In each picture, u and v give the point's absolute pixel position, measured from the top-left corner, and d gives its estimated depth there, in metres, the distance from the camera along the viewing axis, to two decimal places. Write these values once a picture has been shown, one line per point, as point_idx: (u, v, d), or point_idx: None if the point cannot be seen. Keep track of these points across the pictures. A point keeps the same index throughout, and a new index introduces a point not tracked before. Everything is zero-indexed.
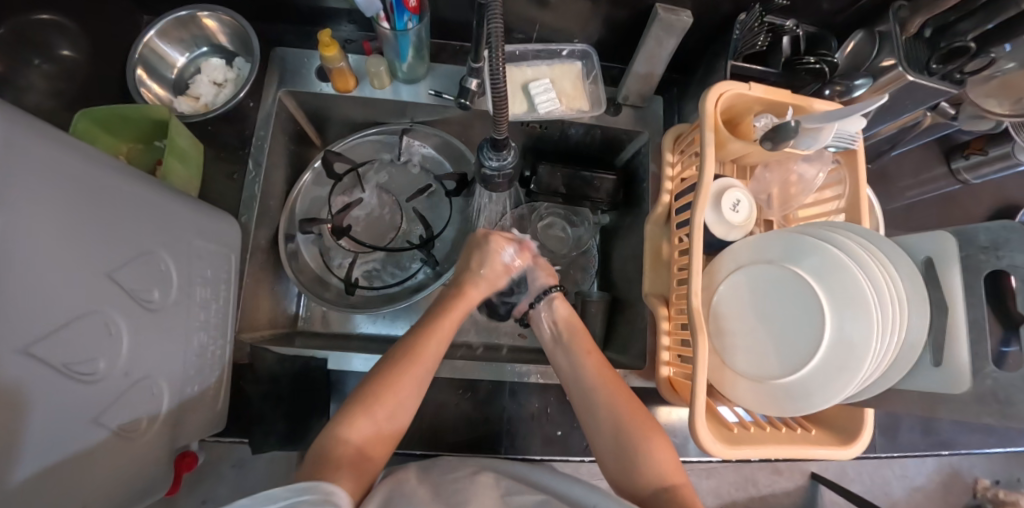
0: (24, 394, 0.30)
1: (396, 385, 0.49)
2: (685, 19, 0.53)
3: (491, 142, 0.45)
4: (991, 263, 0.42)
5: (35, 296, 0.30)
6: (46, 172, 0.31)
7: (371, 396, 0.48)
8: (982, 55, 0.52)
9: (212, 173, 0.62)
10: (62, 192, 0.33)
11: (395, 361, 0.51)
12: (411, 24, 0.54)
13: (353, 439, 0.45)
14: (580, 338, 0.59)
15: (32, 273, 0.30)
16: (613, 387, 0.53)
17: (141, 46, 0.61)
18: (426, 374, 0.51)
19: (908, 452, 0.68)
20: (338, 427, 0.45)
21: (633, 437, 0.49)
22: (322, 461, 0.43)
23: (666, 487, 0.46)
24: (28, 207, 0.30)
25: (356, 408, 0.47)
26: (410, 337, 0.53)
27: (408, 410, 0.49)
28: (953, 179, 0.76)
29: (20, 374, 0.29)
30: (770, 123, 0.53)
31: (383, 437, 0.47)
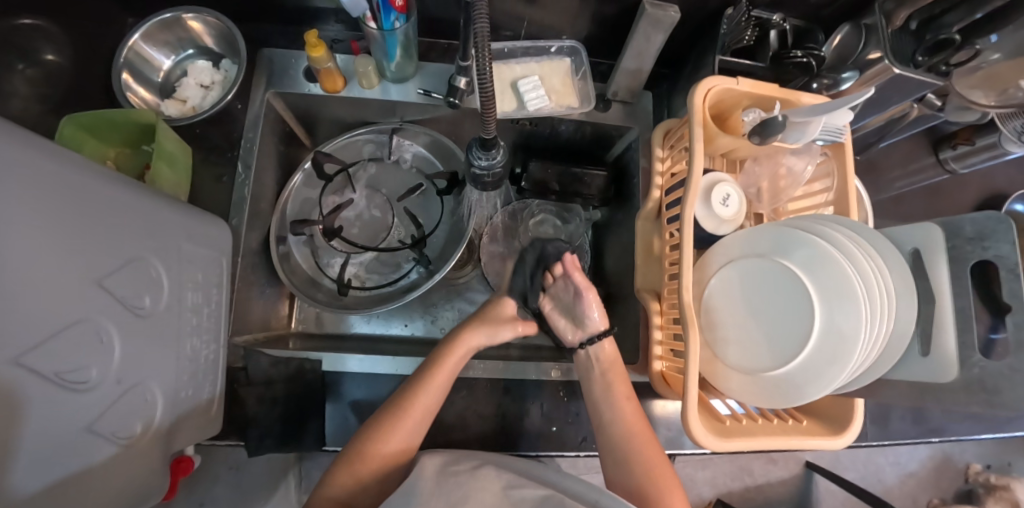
0: (17, 403, 0.30)
1: (383, 439, 0.48)
2: (672, 14, 0.53)
3: (480, 141, 0.45)
4: (978, 254, 0.42)
5: (23, 306, 0.30)
6: (30, 180, 0.31)
7: (358, 452, 0.48)
8: (967, 47, 0.53)
9: (201, 177, 0.61)
10: (49, 201, 0.33)
11: (395, 406, 0.50)
12: (398, 23, 0.54)
13: (338, 494, 0.46)
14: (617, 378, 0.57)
15: (18, 284, 0.30)
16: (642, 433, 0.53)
17: (126, 49, 0.61)
18: (417, 425, 0.50)
19: (899, 440, 0.69)
20: (326, 484, 0.47)
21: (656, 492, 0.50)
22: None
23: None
24: (14, 217, 0.29)
25: (355, 455, 0.48)
26: (409, 384, 0.52)
27: (399, 464, 0.48)
28: (941, 169, 0.77)
29: (10, 384, 0.29)
30: (758, 118, 0.54)
31: (372, 497, 0.47)
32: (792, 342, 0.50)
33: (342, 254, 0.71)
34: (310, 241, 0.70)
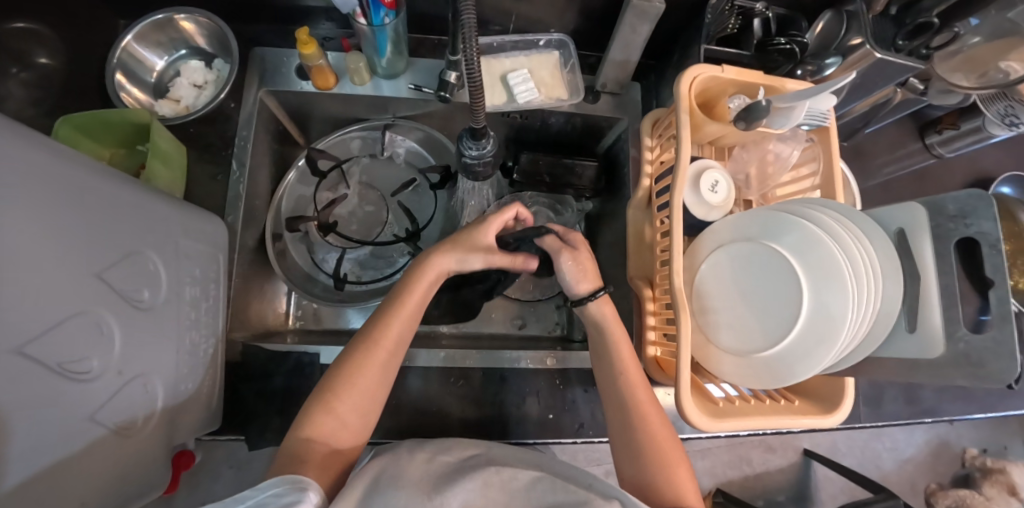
0: (21, 392, 0.30)
1: (355, 377, 0.47)
2: (657, 6, 0.53)
3: (470, 131, 0.46)
4: (961, 231, 0.43)
5: (27, 297, 0.31)
6: (33, 174, 0.32)
7: (330, 392, 0.47)
8: (945, 30, 0.54)
9: (196, 175, 0.62)
10: (49, 195, 0.33)
11: (354, 350, 0.49)
12: (388, 19, 0.55)
13: (317, 437, 0.45)
14: (625, 354, 0.54)
15: (21, 275, 0.31)
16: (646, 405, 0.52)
17: (119, 50, 0.62)
18: (388, 360, 0.49)
19: (893, 422, 0.70)
20: (301, 426, 0.45)
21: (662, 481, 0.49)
22: (290, 458, 0.44)
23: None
24: (15, 209, 0.30)
25: (318, 407, 0.46)
26: (372, 322, 0.51)
27: (375, 396, 0.49)
28: (928, 154, 0.78)
29: (14, 372, 0.30)
30: (743, 104, 0.54)
31: (352, 431, 0.47)
32: (782, 323, 0.51)
33: (338, 250, 0.71)
34: (306, 238, 0.71)
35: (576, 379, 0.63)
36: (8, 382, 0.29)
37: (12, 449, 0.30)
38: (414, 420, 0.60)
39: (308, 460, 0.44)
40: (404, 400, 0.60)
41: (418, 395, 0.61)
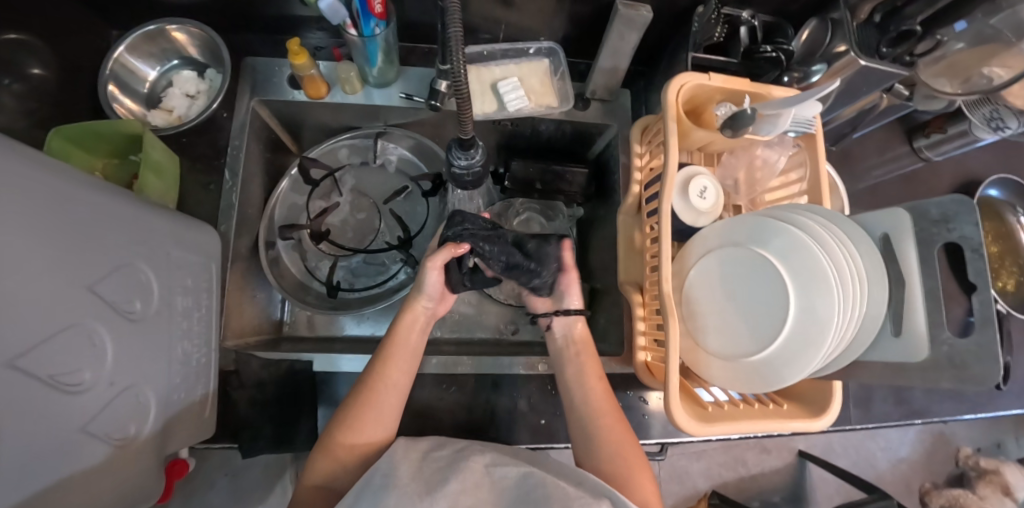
0: (14, 404, 0.31)
1: (355, 424, 0.49)
2: (644, 14, 0.55)
3: (458, 141, 0.46)
4: (943, 236, 0.45)
5: (17, 310, 0.31)
6: (22, 189, 0.32)
7: (330, 437, 0.49)
8: (929, 37, 0.55)
9: (189, 185, 0.62)
10: (38, 209, 0.34)
11: (356, 395, 0.50)
12: (378, 29, 0.55)
13: (314, 480, 0.47)
14: (587, 354, 0.58)
15: (12, 289, 0.31)
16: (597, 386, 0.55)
17: (111, 61, 0.62)
18: (389, 402, 0.50)
19: (883, 423, 0.70)
20: (304, 471, 0.48)
21: (623, 469, 0.50)
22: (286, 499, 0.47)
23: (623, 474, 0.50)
24: (7, 225, 0.31)
25: (319, 450, 0.48)
26: (375, 361, 0.52)
27: (377, 440, 0.49)
28: (916, 157, 0.79)
29: (5, 386, 0.30)
30: (730, 112, 0.55)
31: (350, 477, 0.48)
32: (769, 329, 0.51)
33: (331, 258, 0.72)
34: (298, 245, 0.71)
35: None
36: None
37: (5, 462, 0.30)
38: (407, 426, 0.60)
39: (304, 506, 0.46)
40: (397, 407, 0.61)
41: (411, 401, 0.61)
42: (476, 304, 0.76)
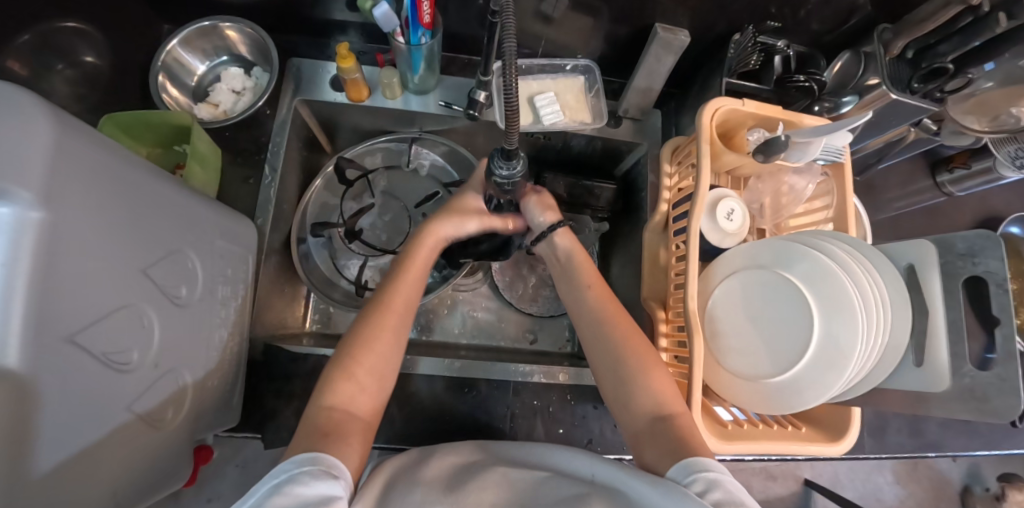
0: (68, 378, 0.32)
1: (375, 343, 0.48)
2: (682, 38, 0.57)
3: (502, 151, 0.47)
4: (968, 269, 0.45)
5: (79, 288, 0.33)
6: (90, 173, 0.34)
7: (348, 359, 0.47)
8: (960, 75, 0.55)
9: (229, 177, 0.64)
10: (102, 192, 0.35)
11: (365, 318, 0.50)
12: (424, 39, 0.58)
13: (337, 405, 0.45)
14: (581, 264, 0.60)
15: (77, 267, 0.33)
16: (617, 323, 0.54)
17: (165, 54, 0.65)
18: (401, 320, 0.51)
19: (896, 454, 0.70)
20: (322, 396, 0.45)
21: (633, 370, 0.50)
22: (312, 429, 0.42)
23: (661, 418, 0.46)
24: (76, 208, 0.32)
25: (336, 375, 0.47)
26: (383, 288, 0.53)
27: (393, 361, 0.49)
28: (939, 192, 0.79)
29: (64, 360, 0.32)
30: (762, 138, 0.57)
31: (370, 399, 0.47)
32: (792, 350, 0.52)
33: (361, 257, 0.73)
34: (329, 243, 0.73)
35: (587, 395, 0.65)
36: (58, 369, 0.31)
37: (57, 434, 0.31)
38: (427, 425, 0.61)
39: (332, 433, 0.42)
40: (417, 407, 0.62)
41: (431, 401, 0.62)
42: (495, 311, 0.78)
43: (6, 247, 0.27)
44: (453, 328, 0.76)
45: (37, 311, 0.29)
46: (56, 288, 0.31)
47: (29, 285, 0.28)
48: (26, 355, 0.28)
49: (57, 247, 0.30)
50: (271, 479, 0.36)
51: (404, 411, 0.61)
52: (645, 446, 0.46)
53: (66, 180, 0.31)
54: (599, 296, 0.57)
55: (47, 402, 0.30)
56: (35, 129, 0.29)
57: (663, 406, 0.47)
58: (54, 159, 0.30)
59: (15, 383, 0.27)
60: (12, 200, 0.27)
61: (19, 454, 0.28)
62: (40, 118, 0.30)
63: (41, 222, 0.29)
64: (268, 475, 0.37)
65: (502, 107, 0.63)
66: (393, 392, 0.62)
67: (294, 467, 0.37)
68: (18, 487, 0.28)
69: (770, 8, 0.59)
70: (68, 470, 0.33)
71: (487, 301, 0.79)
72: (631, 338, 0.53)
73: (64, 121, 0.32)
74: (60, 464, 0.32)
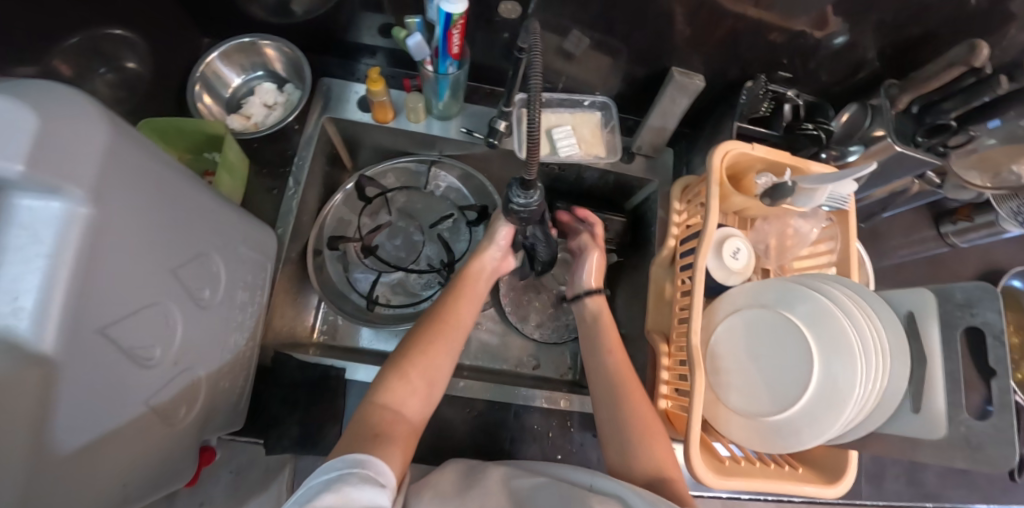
0: (93, 369, 0.33)
1: (429, 348, 0.53)
2: (697, 82, 0.60)
3: (520, 181, 0.50)
4: (966, 319, 0.46)
5: (114, 282, 0.35)
6: (135, 176, 0.36)
7: (404, 361, 0.51)
8: (962, 132, 0.58)
9: (255, 187, 0.67)
10: (144, 193, 0.37)
11: (425, 326, 0.55)
12: (451, 69, 0.61)
13: (390, 404, 0.48)
14: (606, 330, 0.62)
15: (114, 262, 0.34)
16: (629, 383, 0.55)
17: (204, 66, 0.68)
18: (458, 335, 0.55)
19: (894, 502, 0.69)
20: (376, 394, 0.49)
21: (638, 434, 0.51)
22: (365, 426, 0.45)
23: (654, 480, 0.48)
24: (121, 208, 0.34)
25: (393, 374, 0.50)
26: (442, 304, 0.58)
27: (445, 365, 0.53)
28: (942, 242, 0.81)
29: (93, 350, 0.33)
30: (770, 182, 0.59)
31: (420, 404, 0.50)
32: (791, 390, 0.53)
33: (373, 272, 0.75)
34: (343, 257, 0.75)
35: (587, 422, 0.65)
36: (86, 359, 0.32)
37: (77, 423, 0.32)
38: (429, 442, 0.62)
39: (381, 435, 0.44)
40: None
41: (433, 417, 0.63)
42: (500, 334, 0.80)
43: (54, 239, 0.29)
44: (458, 347, 0.78)
45: (74, 302, 0.30)
46: (93, 281, 0.32)
47: (69, 275, 0.30)
48: (58, 344, 0.30)
49: (99, 242, 0.32)
50: (322, 475, 0.38)
51: None
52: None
53: (114, 181, 0.33)
54: (618, 362, 0.57)
55: (68, 391, 0.31)
56: (91, 131, 0.31)
57: (657, 468, 0.49)
58: (104, 160, 0.32)
59: (40, 371, 0.28)
60: (65, 196, 0.29)
61: (40, 436, 0.29)
62: (95, 121, 0.32)
63: (87, 219, 0.31)
64: (321, 469, 0.39)
65: (522, 136, 0.66)
66: None
67: (344, 466, 0.39)
68: (37, 468, 0.29)
69: (781, 59, 0.63)
70: (83, 458, 0.34)
71: (493, 323, 0.80)
72: (642, 405, 0.53)
73: (116, 125, 0.34)
74: (77, 451, 0.33)
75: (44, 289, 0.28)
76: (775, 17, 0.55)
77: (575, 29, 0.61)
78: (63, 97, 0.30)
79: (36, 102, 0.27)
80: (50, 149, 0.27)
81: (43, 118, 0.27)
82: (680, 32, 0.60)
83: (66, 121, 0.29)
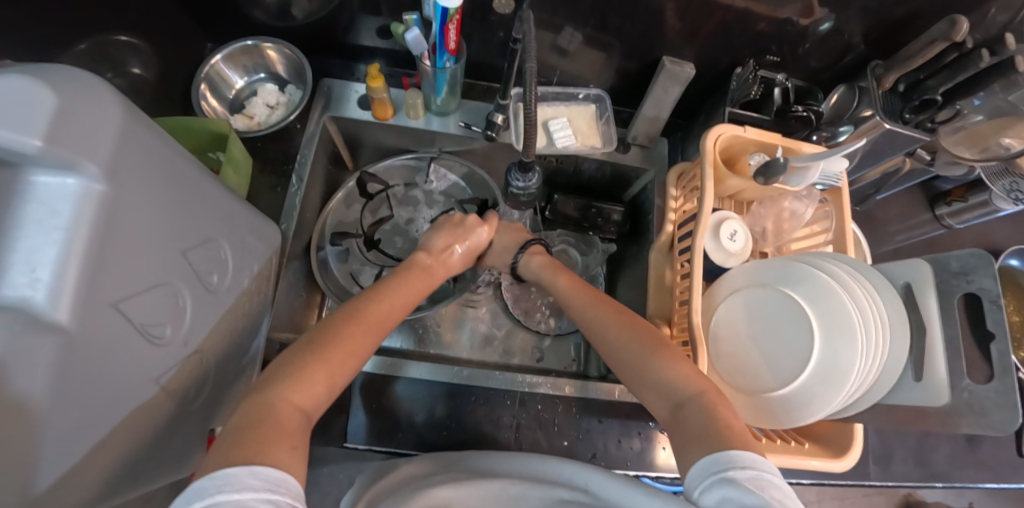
0: (105, 342, 0.34)
1: (357, 344, 0.46)
2: (688, 70, 0.62)
3: (518, 164, 0.52)
4: (962, 287, 0.46)
5: (127, 261, 0.35)
6: (148, 159, 0.37)
7: (329, 351, 0.43)
8: (949, 107, 0.58)
9: (259, 185, 0.69)
10: (156, 176, 0.38)
11: (351, 317, 0.48)
12: (449, 63, 0.63)
13: (296, 399, 0.39)
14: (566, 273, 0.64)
15: (128, 240, 0.35)
16: (620, 323, 0.54)
17: (209, 67, 0.70)
18: (381, 333, 0.50)
19: (902, 483, 0.69)
20: (286, 386, 0.39)
21: (644, 357, 0.49)
22: (267, 422, 0.36)
23: (681, 404, 0.44)
24: (135, 186, 0.35)
25: (311, 367, 0.41)
26: (370, 296, 0.52)
27: (354, 373, 0.46)
28: (939, 224, 0.82)
29: (107, 323, 0.34)
30: (763, 160, 0.61)
31: (326, 402, 0.42)
32: (792, 365, 0.54)
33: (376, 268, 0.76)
34: (345, 253, 0.75)
35: (591, 409, 0.65)
36: (101, 331, 0.33)
37: (90, 396, 0.33)
38: (436, 431, 0.62)
39: (298, 445, 0.35)
40: (420, 413, 0.63)
41: (438, 406, 0.63)
42: (503, 327, 0.80)
43: (71, 214, 0.29)
44: (460, 340, 0.78)
45: (89, 276, 0.31)
46: (109, 257, 0.33)
47: (84, 249, 0.30)
48: (74, 315, 0.30)
49: (114, 217, 0.33)
50: (225, 495, 0.29)
51: (409, 412, 0.63)
52: (684, 425, 0.42)
53: (129, 160, 0.34)
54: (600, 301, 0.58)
55: (78, 364, 0.31)
56: (106, 112, 0.32)
57: (680, 388, 0.45)
58: (119, 142, 0.33)
59: (50, 342, 0.29)
60: (81, 173, 0.30)
61: (51, 407, 0.29)
62: (111, 104, 0.33)
63: (102, 195, 0.31)
64: (223, 481, 0.30)
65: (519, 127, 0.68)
66: (396, 398, 0.63)
67: (258, 489, 0.30)
68: (56, 435, 0.30)
69: (769, 45, 0.64)
70: (94, 436, 0.34)
71: (495, 316, 0.81)
72: (636, 326, 0.53)
73: (131, 110, 0.35)
74: (88, 426, 0.33)
75: (61, 260, 0.29)
76: (762, 5, 0.57)
77: (567, 25, 0.64)
78: (81, 80, 0.31)
79: (54, 84, 0.29)
80: (67, 127, 0.28)
81: (61, 100, 0.28)
82: (672, 25, 0.62)
83: (85, 103, 0.30)
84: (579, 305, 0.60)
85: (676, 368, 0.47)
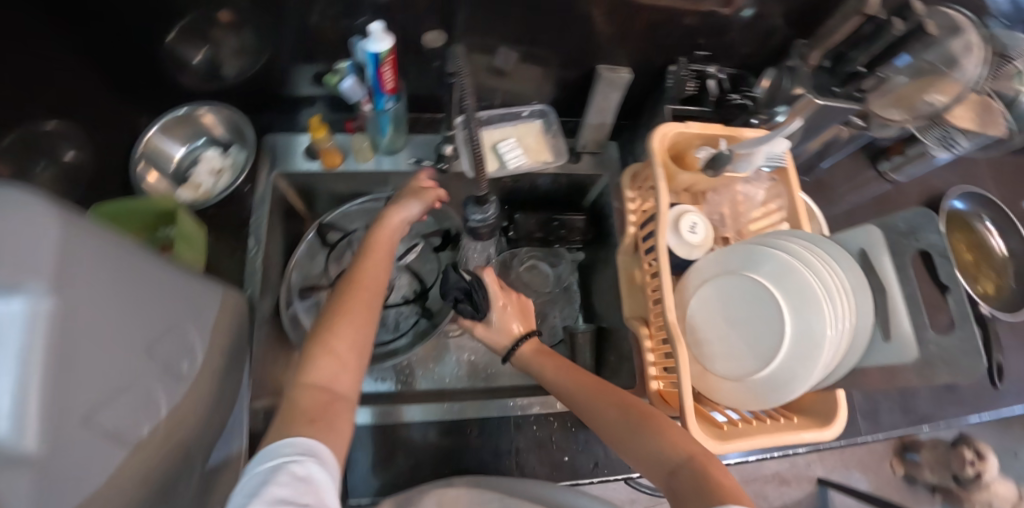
0: (79, 461, 0.32)
1: (344, 318, 0.51)
2: (624, 75, 0.63)
3: (474, 198, 0.52)
4: (912, 245, 0.48)
5: (89, 373, 0.33)
6: (94, 263, 0.35)
7: (323, 338, 0.49)
8: (874, 75, 0.63)
9: (216, 253, 0.67)
10: (107, 278, 0.36)
11: (339, 295, 0.53)
12: (389, 104, 0.63)
13: (315, 383, 0.47)
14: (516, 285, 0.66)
15: (87, 352, 0.33)
16: (606, 394, 0.55)
17: (145, 142, 0.68)
18: (372, 298, 0.54)
19: (892, 434, 0.71)
20: (303, 375, 0.48)
21: (636, 429, 0.50)
22: (298, 413, 0.45)
23: (674, 470, 0.46)
24: (86, 295, 0.33)
25: (315, 355, 0.49)
26: (352, 267, 0.56)
27: (366, 344, 0.51)
28: (884, 180, 0.86)
29: (80, 441, 0.32)
30: (710, 153, 0.62)
31: (348, 374, 0.49)
32: (769, 345, 0.55)
33: None
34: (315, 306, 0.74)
35: (586, 419, 0.66)
36: (75, 452, 0.31)
37: None
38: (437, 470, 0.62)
39: (319, 419, 0.45)
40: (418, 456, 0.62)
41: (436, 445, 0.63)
42: (488, 351, 0.80)
43: (20, 340, 0.24)
44: (448, 372, 0.78)
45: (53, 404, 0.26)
46: (71, 374, 0.31)
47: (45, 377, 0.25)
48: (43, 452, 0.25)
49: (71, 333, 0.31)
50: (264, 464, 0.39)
51: (407, 457, 0.62)
52: (680, 500, 0.43)
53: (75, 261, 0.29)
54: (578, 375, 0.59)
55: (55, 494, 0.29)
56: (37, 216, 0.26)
57: (672, 453, 0.47)
58: (61, 246, 0.28)
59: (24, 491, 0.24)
60: (27, 291, 0.24)
61: None
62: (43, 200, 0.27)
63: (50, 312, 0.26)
64: (264, 456, 0.41)
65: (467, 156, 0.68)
66: (392, 444, 0.62)
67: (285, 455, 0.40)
68: None
69: (697, 39, 0.66)
70: None
71: (478, 341, 0.81)
72: (617, 396, 0.55)
73: None
74: None
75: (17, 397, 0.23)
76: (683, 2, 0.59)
77: (501, 47, 0.64)
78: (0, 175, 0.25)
79: None
80: None
81: None
82: (601, 32, 0.63)
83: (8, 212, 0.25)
84: (559, 379, 0.60)
85: (668, 435, 0.48)
